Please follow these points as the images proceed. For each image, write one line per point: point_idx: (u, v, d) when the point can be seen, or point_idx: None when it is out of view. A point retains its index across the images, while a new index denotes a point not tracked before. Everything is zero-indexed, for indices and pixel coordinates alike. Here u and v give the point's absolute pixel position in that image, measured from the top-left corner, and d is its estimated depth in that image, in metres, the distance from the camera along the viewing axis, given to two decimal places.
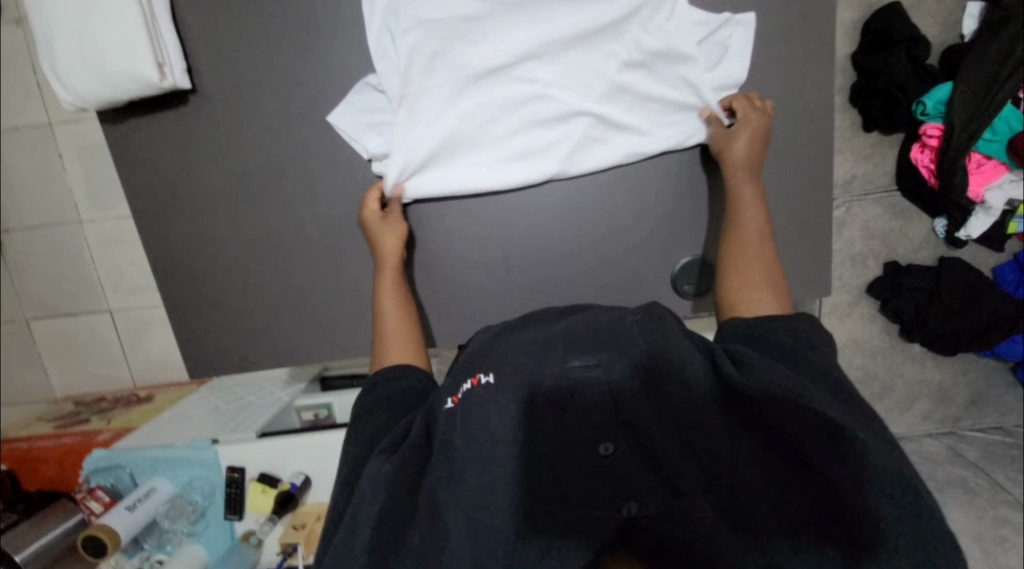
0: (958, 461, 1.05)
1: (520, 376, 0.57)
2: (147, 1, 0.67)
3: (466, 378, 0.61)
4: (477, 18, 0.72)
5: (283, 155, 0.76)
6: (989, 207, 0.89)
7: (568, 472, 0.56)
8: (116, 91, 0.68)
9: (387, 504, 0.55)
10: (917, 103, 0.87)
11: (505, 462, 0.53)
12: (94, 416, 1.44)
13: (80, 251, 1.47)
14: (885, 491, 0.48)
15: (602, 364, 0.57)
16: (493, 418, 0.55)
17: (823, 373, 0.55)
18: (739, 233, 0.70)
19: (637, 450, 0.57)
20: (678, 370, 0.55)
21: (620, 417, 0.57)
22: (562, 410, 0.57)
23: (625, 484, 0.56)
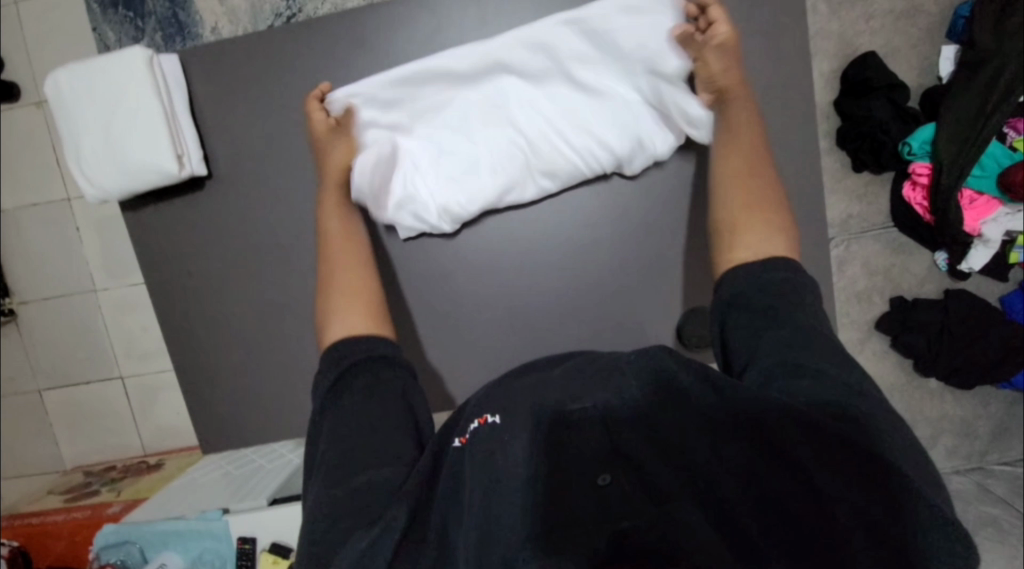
0: (989, 499, 1.01)
1: (525, 410, 0.57)
2: (167, 98, 0.72)
3: (476, 416, 0.59)
4: (466, 68, 0.78)
5: (293, 230, 0.78)
6: (988, 239, 0.90)
7: (562, 502, 0.52)
8: (137, 182, 0.72)
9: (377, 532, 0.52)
10: (903, 144, 0.90)
11: (514, 489, 0.53)
12: (104, 487, 1.43)
13: (95, 320, 1.49)
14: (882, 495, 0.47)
15: (598, 401, 0.57)
16: (499, 454, 0.55)
17: (799, 349, 0.57)
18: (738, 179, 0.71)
19: (637, 481, 0.53)
20: (680, 391, 0.55)
21: (616, 446, 0.55)
22: (561, 441, 0.56)
23: (623, 510, 0.51)
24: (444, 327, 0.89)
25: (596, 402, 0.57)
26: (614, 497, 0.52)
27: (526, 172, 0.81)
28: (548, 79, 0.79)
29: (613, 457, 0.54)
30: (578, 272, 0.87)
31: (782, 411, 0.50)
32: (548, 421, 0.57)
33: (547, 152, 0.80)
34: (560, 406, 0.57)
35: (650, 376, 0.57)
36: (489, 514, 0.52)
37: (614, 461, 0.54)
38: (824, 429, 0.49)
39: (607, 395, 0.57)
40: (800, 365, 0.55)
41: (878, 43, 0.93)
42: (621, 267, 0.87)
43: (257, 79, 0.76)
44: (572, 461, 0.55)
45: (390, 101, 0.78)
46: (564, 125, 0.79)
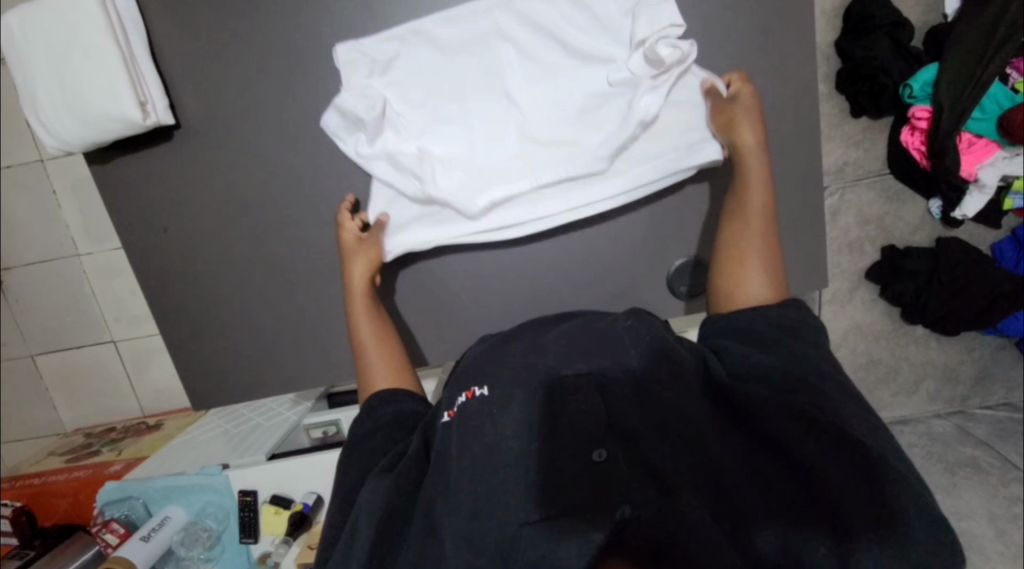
0: (968, 441, 1.04)
1: (520, 382, 0.60)
2: (126, 41, 0.67)
3: (462, 390, 0.63)
4: (464, 37, 0.72)
5: (273, 184, 0.76)
6: (983, 185, 0.88)
7: (561, 476, 0.54)
8: (100, 132, 0.68)
9: (384, 520, 0.56)
10: (904, 86, 0.87)
11: (507, 464, 0.55)
12: (105, 447, 1.45)
13: (81, 285, 1.47)
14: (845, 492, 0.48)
15: (592, 372, 0.59)
16: (489, 426, 0.58)
17: (771, 343, 0.58)
18: (734, 219, 0.69)
19: (629, 455, 0.55)
20: (669, 366, 0.58)
21: (612, 421, 0.56)
22: (556, 416, 0.57)
23: (615, 491, 0.53)
24: (424, 278, 0.84)
25: (589, 370, 0.59)
26: (611, 473, 0.54)
27: (522, 144, 0.74)
28: (547, 43, 0.72)
29: (603, 429, 0.56)
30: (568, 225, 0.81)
31: (773, 407, 0.52)
32: (542, 392, 0.59)
33: (546, 124, 0.73)
34: (551, 375, 0.60)
35: (656, 349, 0.59)
36: (485, 495, 0.54)
37: (607, 439, 0.55)
38: (829, 423, 0.50)
39: (601, 363, 0.60)
40: (779, 370, 0.55)
41: None
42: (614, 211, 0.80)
43: (222, 21, 0.71)
44: (566, 434, 0.56)
45: (388, 65, 0.72)
46: (567, 97, 0.73)
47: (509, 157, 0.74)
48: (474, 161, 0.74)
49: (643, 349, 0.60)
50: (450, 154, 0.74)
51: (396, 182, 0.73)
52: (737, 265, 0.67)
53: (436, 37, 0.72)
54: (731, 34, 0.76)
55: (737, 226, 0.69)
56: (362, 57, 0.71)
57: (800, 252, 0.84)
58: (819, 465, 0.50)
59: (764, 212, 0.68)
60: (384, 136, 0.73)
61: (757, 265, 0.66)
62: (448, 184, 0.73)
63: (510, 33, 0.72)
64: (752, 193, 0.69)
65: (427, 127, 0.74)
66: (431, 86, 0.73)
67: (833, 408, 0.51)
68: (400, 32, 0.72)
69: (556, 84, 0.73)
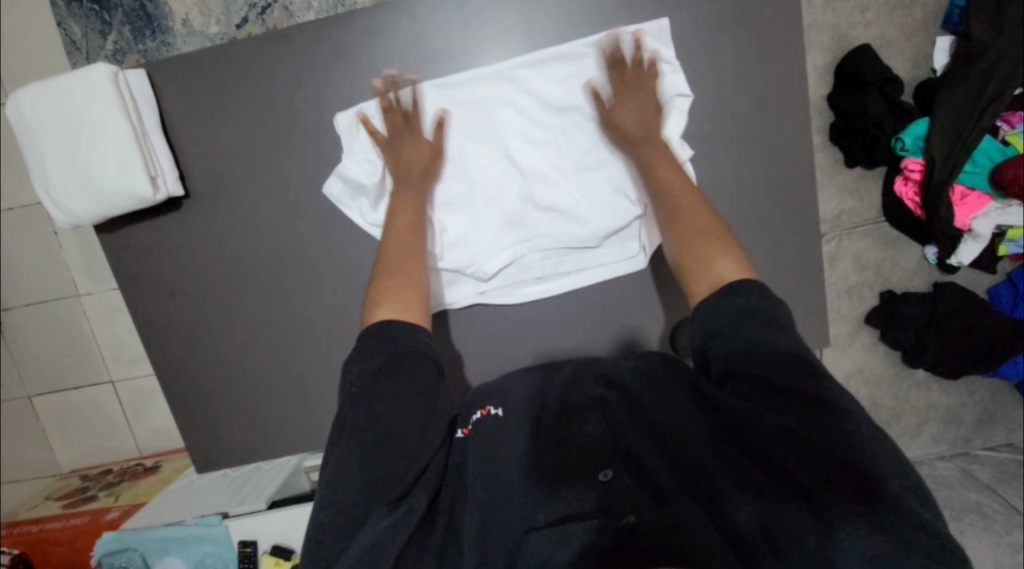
0: (972, 485, 1.04)
1: (523, 411, 0.65)
2: (138, 120, 0.71)
3: (476, 408, 0.65)
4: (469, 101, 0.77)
5: (283, 248, 0.78)
6: (977, 234, 0.90)
7: (568, 490, 0.57)
8: (109, 206, 0.70)
9: (398, 520, 0.51)
10: (895, 139, 0.89)
11: (516, 480, 0.58)
12: (102, 492, 1.43)
13: (80, 326, 1.47)
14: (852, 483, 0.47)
15: (601, 400, 0.64)
16: (500, 446, 0.60)
17: (783, 323, 0.54)
18: (662, 198, 0.67)
19: (635, 474, 0.58)
20: (666, 395, 0.62)
21: (619, 448, 0.59)
22: (563, 441, 0.61)
23: (621, 505, 0.56)
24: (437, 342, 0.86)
25: (593, 397, 0.64)
26: (613, 494, 0.56)
27: (524, 205, 0.80)
28: (551, 108, 0.77)
29: (607, 451, 0.59)
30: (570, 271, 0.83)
31: (780, 413, 0.51)
32: (545, 417, 0.63)
33: (548, 188, 0.79)
34: (557, 402, 0.64)
35: (658, 378, 0.65)
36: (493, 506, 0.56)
37: (612, 460, 0.58)
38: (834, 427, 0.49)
39: (600, 392, 0.64)
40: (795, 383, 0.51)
41: (872, 35, 0.90)
42: (613, 264, 0.82)
43: (239, 96, 0.75)
44: (569, 456, 0.59)
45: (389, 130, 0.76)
46: (566, 161, 0.79)
47: (510, 215, 0.80)
48: (476, 221, 0.80)
49: (642, 381, 0.65)
50: (454, 214, 0.80)
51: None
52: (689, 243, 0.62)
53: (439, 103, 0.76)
54: (726, 98, 0.78)
55: (679, 215, 0.65)
56: (362, 124, 0.75)
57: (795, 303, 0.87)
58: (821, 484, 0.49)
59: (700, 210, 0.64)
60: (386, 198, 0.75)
61: (701, 237, 0.62)
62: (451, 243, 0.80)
63: (516, 99, 0.77)
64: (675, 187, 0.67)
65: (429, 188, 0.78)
66: None
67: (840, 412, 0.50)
68: (401, 98, 0.75)
69: (559, 149, 0.78)
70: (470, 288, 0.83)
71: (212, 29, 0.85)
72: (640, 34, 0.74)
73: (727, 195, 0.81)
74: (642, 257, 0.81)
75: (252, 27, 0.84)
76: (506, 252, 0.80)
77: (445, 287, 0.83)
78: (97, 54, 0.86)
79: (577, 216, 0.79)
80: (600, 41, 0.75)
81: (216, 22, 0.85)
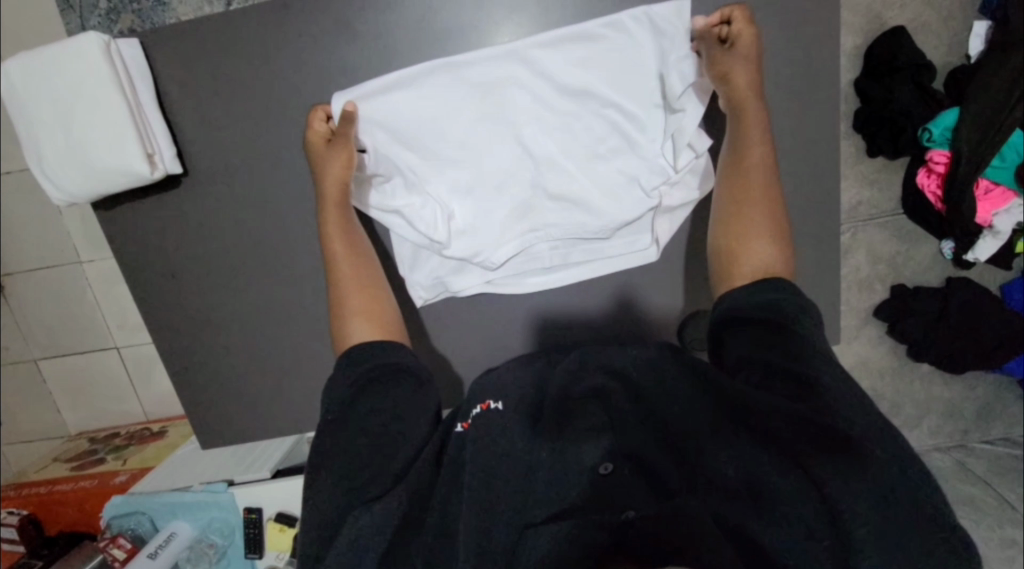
0: (967, 477, 1.05)
1: (520, 402, 0.62)
2: (133, 93, 0.69)
3: (476, 403, 0.63)
4: (476, 80, 0.73)
5: (284, 227, 0.77)
6: (997, 232, 0.88)
7: (567, 478, 0.59)
8: (107, 184, 0.69)
9: (386, 515, 0.53)
10: (923, 130, 0.85)
11: (519, 470, 0.58)
12: (109, 455, 1.46)
13: (82, 293, 1.46)
14: (854, 482, 0.47)
15: (602, 392, 0.59)
16: (499, 441, 0.59)
17: (794, 329, 0.55)
18: (738, 175, 0.67)
19: (633, 466, 0.58)
20: (665, 386, 0.60)
21: (621, 441, 0.58)
22: (563, 433, 0.59)
23: (614, 498, 0.57)
24: (440, 329, 0.89)
25: (595, 387, 0.60)
26: (613, 486, 0.58)
27: (533, 193, 0.78)
28: (563, 90, 0.73)
29: (607, 443, 0.59)
30: (577, 259, 0.81)
31: (786, 410, 0.49)
32: (545, 410, 0.60)
33: (558, 176, 0.77)
34: (560, 389, 0.60)
35: (668, 373, 0.60)
36: (490, 499, 0.56)
37: (613, 453, 0.58)
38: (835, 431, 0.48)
39: (604, 382, 0.60)
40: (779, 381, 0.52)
41: (907, 17, 0.86)
42: (622, 255, 0.81)
43: (237, 69, 0.72)
44: (569, 443, 0.59)
45: (393, 110, 0.72)
46: (577, 149, 0.76)
47: (519, 202, 0.78)
48: (484, 209, 0.78)
49: (648, 371, 0.61)
50: (461, 201, 0.78)
51: (407, 231, 0.78)
52: (737, 224, 0.66)
53: (444, 82, 0.73)
54: None
55: (738, 196, 0.67)
56: (363, 104, 0.72)
57: None
58: (831, 485, 0.47)
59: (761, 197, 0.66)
60: (394, 183, 0.76)
61: (759, 223, 0.65)
62: (456, 230, 0.78)
63: (525, 81, 0.73)
64: (750, 167, 0.67)
65: (435, 172, 0.76)
66: (436, 134, 0.74)
67: (844, 417, 0.49)
68: (404, 75, 0.71)
69: (570, 135, 0.76)
70: (477, 276, 0.82)
71: None
72: (662, 13, 0.69)
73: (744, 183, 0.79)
74: (656, 251, 0.80)
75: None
76: (514, 241, 0.79)
77: (451, 274, 0.83)
78: (89, 13, 0.76)
79: (588, 205, 0.78)
80: (621, 20, 0.71)
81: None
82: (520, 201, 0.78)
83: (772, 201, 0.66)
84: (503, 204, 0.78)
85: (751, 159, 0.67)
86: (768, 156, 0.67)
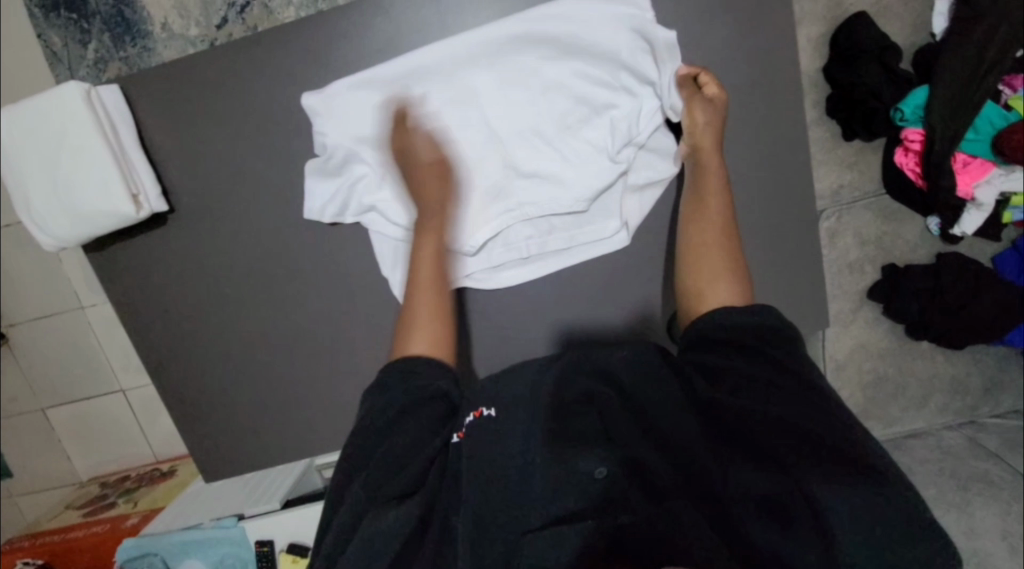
0: (979, 454, 1.04)
1: (515, 405, 0.63)
2: (116, 138, 0.71)
3: (469, 410, 0.62)
4: (432, 64, 0.71)
5: (271, 256, 0.78)
6: (980, 203, 0.88)
7: (566, 486, 0.56)
8: (95, 228, 0.71)
9: (396, 521, 0.54)
10: (895, 110, 0.86)
11: (515, 476, 0.58)
12: (121, 498, 1.46)
13: (86, 336, 1.48)
14: (856, 495, 0.49)
15: (589, 393, 0.61)
16: (498, 451, 0.59)
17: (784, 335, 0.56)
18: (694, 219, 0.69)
19: (627, 468, 0.57)
20: (649, 385, 0.60)
21: (612, 440, 0.58)
22: (552, 438, 0.59)
23: (611, 501, 0.55)
24: None
25: (585, 394, 0.61)
26: (611, 490, 0.56)
27: (507, 173, 0.75)
28: (520, 66, 0.72)
29: (600, 444, 0.58)
30: (558, 239, 0.79)
31: (781, 413, 0.52)
32: (540, 411, 0.61)
33: (529, 151, 0.74)
34: (552, 395, 0.62)
35: (658, 375, 0.60)
36: (485, 498, 0.57)
37: (610, 459, 0.57)
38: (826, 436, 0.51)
39: (595, 387, 0.61)
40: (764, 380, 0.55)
41: (867, 2, 0.87)
42: (600, 234, 0.79)
43: (216, 107, 0.74)
44: (566, 449, 0.58)
45: (351, 104, 0.71)
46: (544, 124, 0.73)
47: (491, 182, 0.75)
48: (458, 193, 0.74)
49: (635, 371, 0.62)
50: None
51: (383, 226, 0.75)
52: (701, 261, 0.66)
53: (393, 72, 0.71)
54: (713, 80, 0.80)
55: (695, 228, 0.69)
56: (322, 106, 0.71)
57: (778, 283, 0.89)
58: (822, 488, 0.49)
59: (720, 216, 0.68)
60: (352, 178, 0.73)
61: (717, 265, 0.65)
62: None
63: (480, 61, 0.71)
64: (707, 188, 0.70)
65: (402, 160, 0.73)
66: (398, 121, 0.72)
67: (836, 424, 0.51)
68: (358, 77, 0.71)
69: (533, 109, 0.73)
70: (459, 268, 0.79)
71: (190, 31, 0.83)
72: None
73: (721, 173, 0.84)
74: (627, 232, 0.78)
75: (232, 28, 0.81)
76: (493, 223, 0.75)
77: None
78: (77, 64, 0.84)
79: (561, 180, 0.74)
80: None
81: (196, 24, 0.82)
82: (494, 183, 0.75)
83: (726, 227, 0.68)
84: (476, 186, 0.75)
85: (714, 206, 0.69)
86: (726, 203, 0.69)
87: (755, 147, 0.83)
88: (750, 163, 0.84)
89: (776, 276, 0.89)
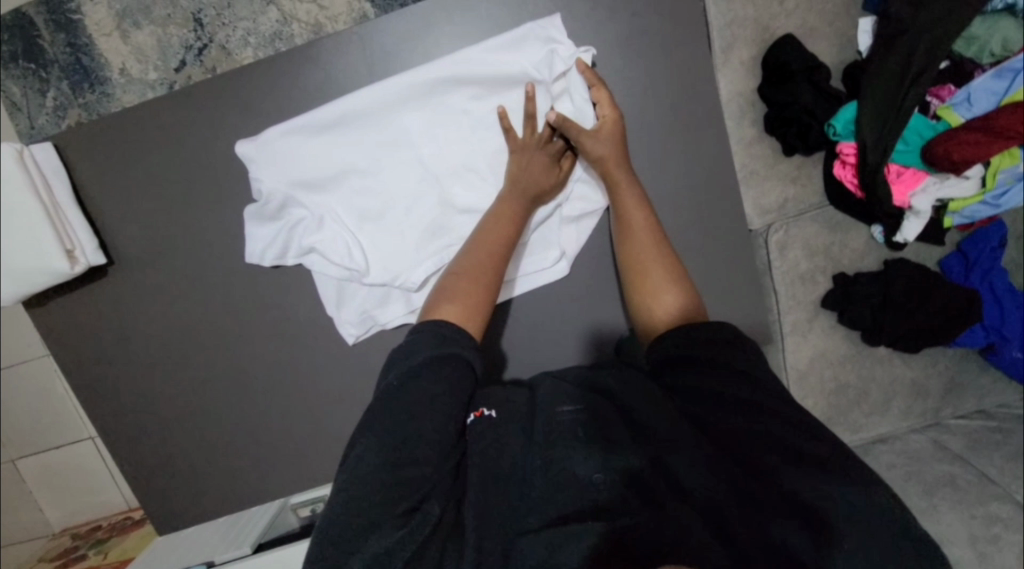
0: (943, 456, 1.05)
1: (513, 415, 0.71)
2: (51, 196, 0.75)
3: (472, 408, 0.71)
4: (365, 110, 0.77)
5: (232, 294, 0.83)
6: (918, 211, 0.91)
7: (564, 490, 0.62)
8: (28, 285, 0.74)
9: (409, 530, 0.56)
10: (828, 125, 0.90)
11: (517, 483, 0.64)
12: (91, 550, 1.41)
13: (54, 384, 1.46)
14: (843, 499, 0.54)
15: (582, 407, 0.69)
16: (500, 453, 0.66)
17: (741, 344, 0.66)
18: (628, 237, 0.76)
19: (624, 476, 0.62)
20: (636, 402, 0.69)
21: (607, 447, 0.64)
22: (551, 445, 0.65)
23: (615, 507, 0.60)
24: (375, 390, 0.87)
25: (576, 407, 0.70)
26: (605, 493, 0.61)
27: (443, 210, 0.80)
28: (449, 110, 0.78)
29: (597, 453, 0.64)
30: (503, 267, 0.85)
31: (771, 423, 0.59)
32: (539, 424, 0.69)
33: (462, 188, 0.80)
34: (547, 408, 0.70)
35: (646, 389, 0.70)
36: (486, 508, 0.61)
37: (605, 464, 0.63)
38: (806, 447, 0.57)
39: (588, 396, 0.71)
40: (744, 394, 0.61)
41: (794, 24, 0.90)
42: (539, 266, 0.85)
43: None
44: (564, 457, 0.64)
45: (290, 150, 0.77)
46: (475, 163, 0.80)
47: (427, 219, 0.80)
48: (397, 231, 0.80)
49: (626, 389, 0.72)
50: (374, 227, 0.80)
51: (325, 266, 0.80)
52: (643, 278, 0.74)
53: (327, 117, 0.77)
54: (648, 106, 0.84)
55: (631, 239, 0.76)
56: (258, 153, 0.76)
57: (725, 299, 0.91)
58: (804, 489, 0.56)
59: (647, 230, 0.75)
60: (295, 220, 0.78)
61: (656, 279, 0.73)
62: (372, 257, 0.80)
63: (411, 106, 0.78)
64: (626, 206, 0.76)
65: (342, 203, 0.79)
66: (337, 165, 0.78)
67: (817, 431, 0.59)
68: (296, 121, 0.76)
69: (462, 150, 0.80)
70: (402, 302, 0.83)
71: (150, 75, 0.83)
72: (531, 31, 0.77)
73: (662, 195, 0.87)
74: (569, 261, 0.85)
75: (192, 70, 0.82)
76: (430, 258, 0.80)
77: (377, 306, 0.83)
78: (37, 112, 0.83)
79: None
80: (492, 44, 0.77)
81: (155, 68, 0.83)
82: (431, 219, 0.80)
83: (657, 243, 0.75)
84: (414, 223, 0.80)
85: (637, 230, 0.76)
86: (651, 219, 0.76)
87: (692, 169, 0.87)
88: (689, 184, 0.87)
89: (725, 291, 0.91)
